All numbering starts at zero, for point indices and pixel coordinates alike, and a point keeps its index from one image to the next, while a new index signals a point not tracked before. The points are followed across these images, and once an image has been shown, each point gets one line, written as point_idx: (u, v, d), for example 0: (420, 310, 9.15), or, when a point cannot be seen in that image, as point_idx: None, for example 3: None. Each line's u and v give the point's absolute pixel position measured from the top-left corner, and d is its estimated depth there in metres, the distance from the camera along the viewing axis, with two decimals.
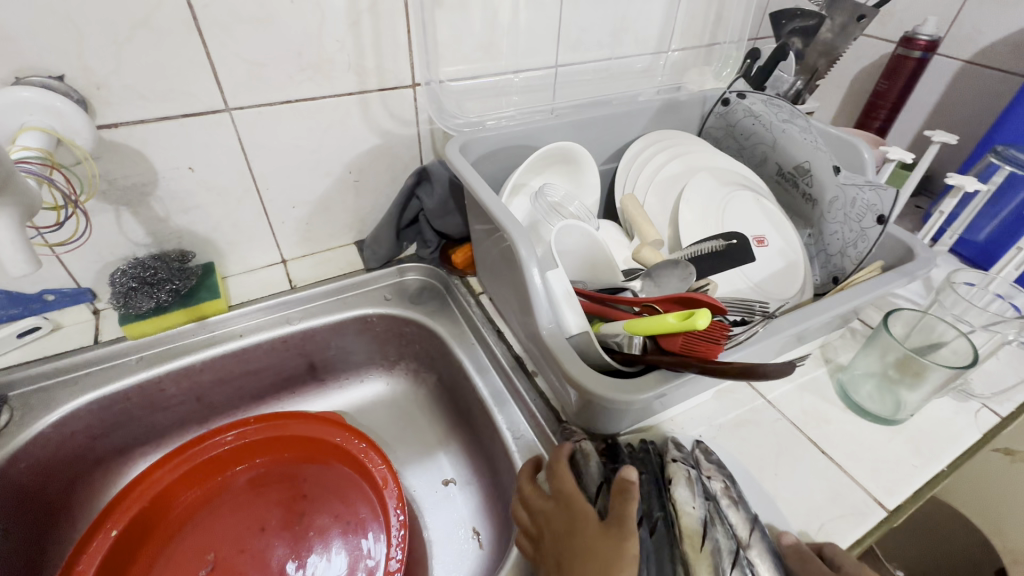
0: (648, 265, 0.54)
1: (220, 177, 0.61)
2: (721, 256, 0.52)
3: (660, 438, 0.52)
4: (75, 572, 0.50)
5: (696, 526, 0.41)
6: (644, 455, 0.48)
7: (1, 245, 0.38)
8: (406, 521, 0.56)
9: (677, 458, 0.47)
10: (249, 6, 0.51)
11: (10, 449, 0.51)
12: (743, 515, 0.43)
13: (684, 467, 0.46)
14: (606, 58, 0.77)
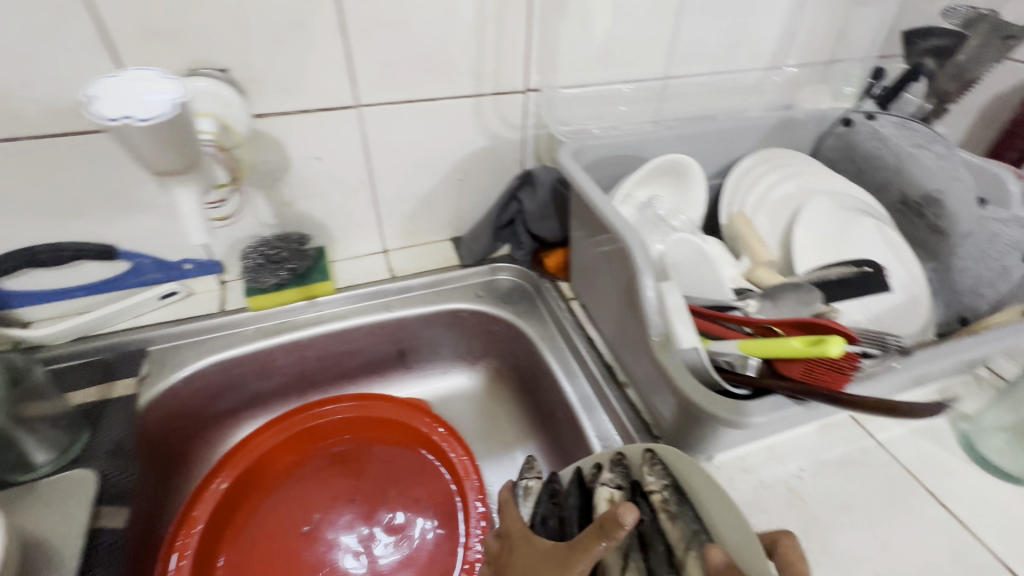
0: (761, 286, 0.52)
1: (342, 168, 0.65)
2: (848, 282, 0.51)
3: (607, 452, 0.46)
4: (191, 517, 0.56)
5: (616, 557, 0.37)
6: (578, 486, 0.44)
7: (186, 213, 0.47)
8: (486, 514, 0.58)
9: (607, 482, 0.43)
10: (389, 11, 0.55)
11: (149, 397, 0.58)
12: (683, 530, 0.37)
13: (614, 494, 0.42)
14: (717, 71, 0.75)
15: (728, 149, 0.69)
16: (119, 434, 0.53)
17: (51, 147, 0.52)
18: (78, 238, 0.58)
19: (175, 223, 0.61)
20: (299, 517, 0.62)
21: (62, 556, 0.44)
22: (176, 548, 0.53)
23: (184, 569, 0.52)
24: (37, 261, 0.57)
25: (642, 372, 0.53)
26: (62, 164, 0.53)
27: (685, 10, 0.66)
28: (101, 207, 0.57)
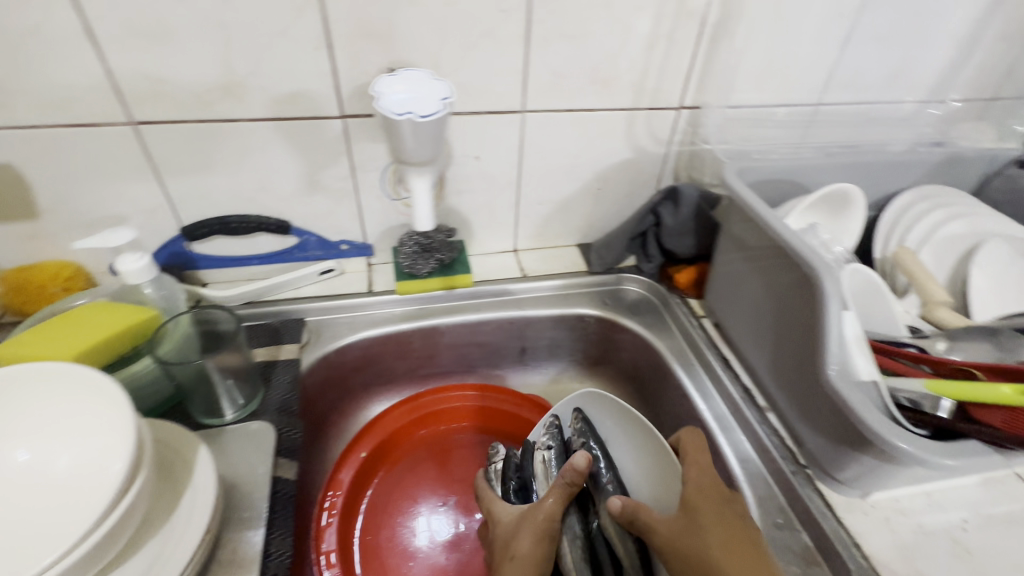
0: (946, 327, 0.51)
1: (496, 168, 0.68)
2: None
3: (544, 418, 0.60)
4: (336, 479, 0.61)
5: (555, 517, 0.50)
6: (527, 454, 0.57)
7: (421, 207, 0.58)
8: None
9: (546, 442, 0.56)
10: (571, 24, 0.58)
11: (308, 362, 0.63)
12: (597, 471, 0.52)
13: (552, 454, 0.55)
14: (872, 101, 0.72)
15: (883, 181, 0.67)
16: (285, 395, 0.58)
17: (262, 129, 0.58)
18: (263, 212, 0.64)
19: (343, 206, 0.66)
20: (410, 499, 0.64)
21: (251, 498, 0.48)
22: (325, 506, 0.59)
23: (332, 525, 0.58)
24: (228, 229, 0.63)
25: (794, 398, 0.52)
26: (267, 144, 0.59)
27: (854, 38, 0.65)
28: (287, 185, 0.63)
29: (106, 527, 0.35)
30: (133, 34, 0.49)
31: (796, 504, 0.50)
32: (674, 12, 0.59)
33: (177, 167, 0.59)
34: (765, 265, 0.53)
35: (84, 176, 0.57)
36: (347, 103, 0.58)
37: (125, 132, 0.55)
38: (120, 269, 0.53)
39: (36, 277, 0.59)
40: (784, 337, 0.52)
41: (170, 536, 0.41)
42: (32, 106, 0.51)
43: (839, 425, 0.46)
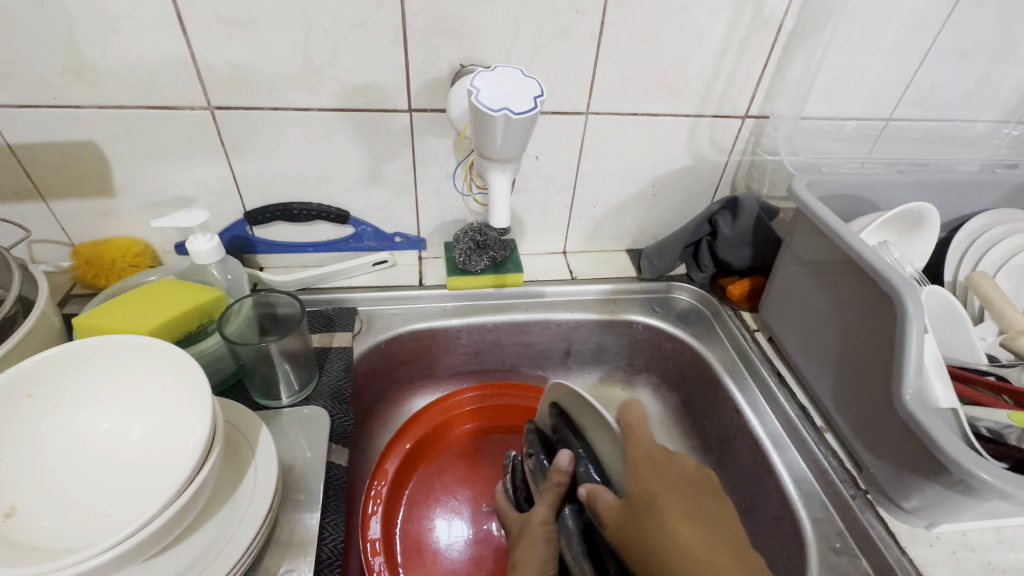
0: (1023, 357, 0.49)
1: (554, 169, 0.68)
2: None
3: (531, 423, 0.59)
4: (382, 469, 0.62)
5: None
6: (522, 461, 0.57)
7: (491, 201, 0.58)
8: None
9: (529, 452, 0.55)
10: (644, 27, 0.57)
11: (360, 351, 0.63)
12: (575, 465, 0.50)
13: (536, 461, 0.54)
14: (946, 118, 0.69)
15: (954, 202, 0.65)
16: (337, 381, 0.58)
17: (332, 119, 0.59)
18: (324, 200, 0.66)
19: (401, 199, 0.67)
20: (446, 494, 0.64)
21: (306, 481, 0.49)
22: (371, 495, 0.60)
23: (378, 514, 0.59)
24: (289, 215, 0.65)
25: (857, 420, 0.51)
26: (334, 134, 0.60)
27: (935, 52, 0.62)
28: (350, 176, 0.64)
29: (189, 499, 0.35)
30: (220, 22, 0.51)
31: (855, 529, 0.49)
32: (749, 19, 0.58)
33: (248, 153, 0.60)
34: (834, 282, 0.52)
35: (160, 158, 0.59)
36: (416, 98, 0.59)
37: (203, 116, 0.56)
38: (192, 248, 0.54)
39: (107, 253, 0.61)
40: (851, 357, 0.51)
41: (236, 511, 0.42)
42: (121, 87, 0.53)
43: (910, 452, 0.44)
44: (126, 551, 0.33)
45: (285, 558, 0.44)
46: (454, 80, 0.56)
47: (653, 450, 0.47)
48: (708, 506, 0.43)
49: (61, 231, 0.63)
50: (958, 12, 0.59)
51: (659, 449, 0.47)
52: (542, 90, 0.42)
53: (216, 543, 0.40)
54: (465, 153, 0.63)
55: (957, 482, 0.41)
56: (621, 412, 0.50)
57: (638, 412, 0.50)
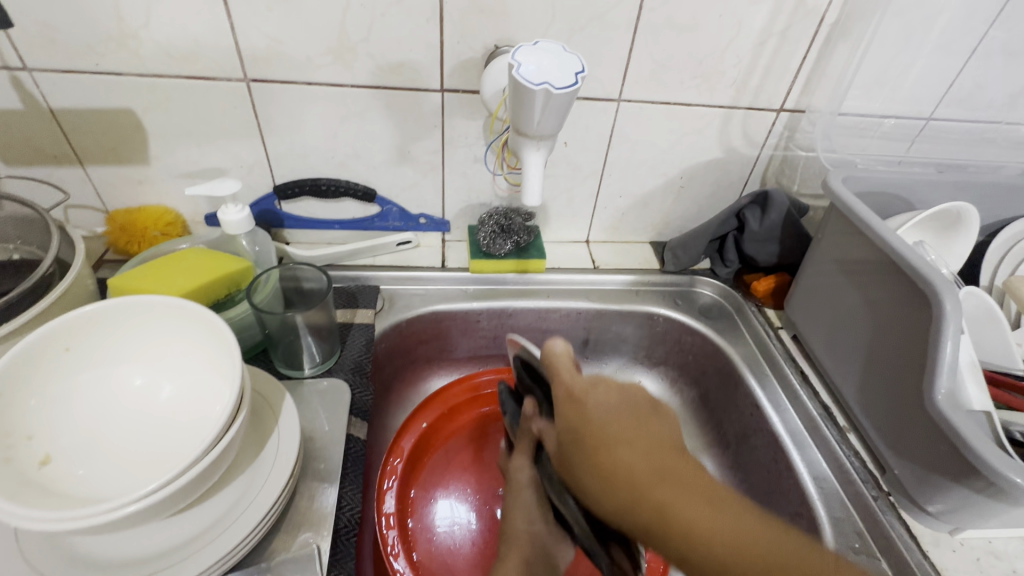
0: None
1: (582, 156, 0.68)
2: None
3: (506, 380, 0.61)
4: (399, 446, 0.62)
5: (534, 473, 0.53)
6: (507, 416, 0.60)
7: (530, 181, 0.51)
8: None
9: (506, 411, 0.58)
10: (682, 14, 0.56)
11: (381, 329, 0.64)
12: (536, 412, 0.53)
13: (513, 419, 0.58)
14: (991, 120, 0.67)
15: (994, 205, 0.63)
16: (358, 356, 0.59)
17: (364, 96, 0.59)
18: (352, 178, 0.66)
19: (428, 180, 0.67)
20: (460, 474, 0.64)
21: (326, 451, 0.50)
22: (387, 470, 0.59)
23: (393, 489, 0.58)
24: (318, 191, 0.65)
25: (883, 421, 0.50)
26: (366, 112, 0.60)
27: (982, 50, 0.60)
28: (379, 154, 0.64)
29: (214, 459, 0.36)
30: None
31: (875, 530, 0.48)
32: (791, 10, 0.57)
33: (280, 127, 0.61)
34: (867, 280, 0.51)
35: (196, 129, 0.60)
36: (449, 78, 0.58)
37: (238, 88, 0.57)
38: (224, 218, 0.55)
39: (140, 220, 0.63)
40: (881, 356, 0.50)
41: (258, 475, 0.43)
42: (161, 56, 0.54)
43: (939, 453, 0.43)
44: (155, 503, 0.33)
45: (305, 523, 0.44)
46: (488, 61, 0.56)
47: (579, 386, 0.44)
48: (647, 430, 0.39)
49: (97, 197, 0.64)
50: (1010, 8, 0.57)
51: (582, 381, 0.44)
52: (584, 64, 0.41)
53: (239, 505, 0.41)
54: (495, 134, 0.63)
55: (987, 486, 0.40)
56: (541, 355, 0.48)
57: (556, 348, 0.48)
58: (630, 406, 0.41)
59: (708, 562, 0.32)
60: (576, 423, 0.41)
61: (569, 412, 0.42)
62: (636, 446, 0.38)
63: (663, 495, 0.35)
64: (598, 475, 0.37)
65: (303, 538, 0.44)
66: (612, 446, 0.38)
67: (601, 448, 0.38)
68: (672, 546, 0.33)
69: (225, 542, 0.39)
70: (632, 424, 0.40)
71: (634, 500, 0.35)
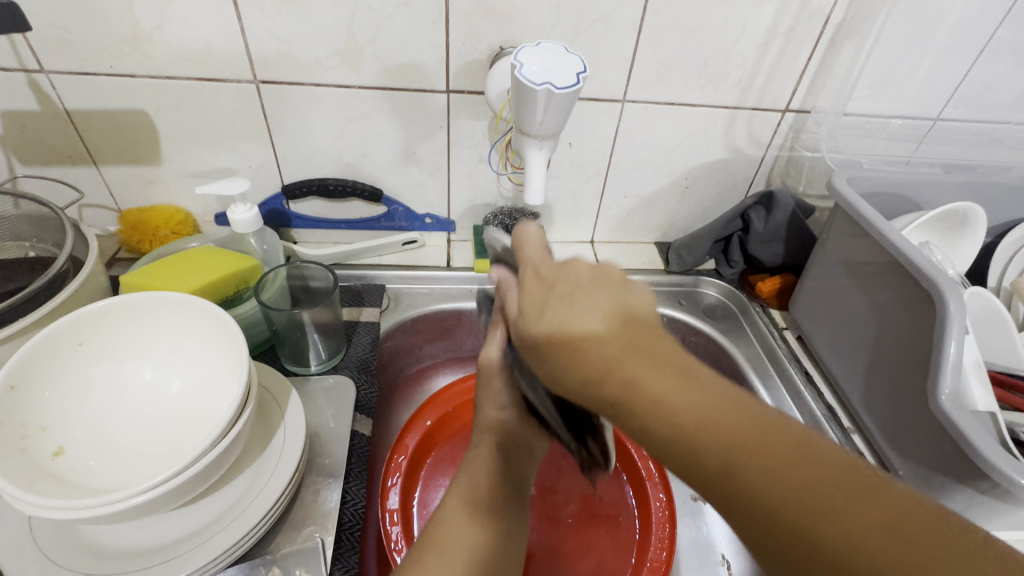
0: None
1: (586, 157, 0.68)
2: None
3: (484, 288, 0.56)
4: (404, 444, 0.62)
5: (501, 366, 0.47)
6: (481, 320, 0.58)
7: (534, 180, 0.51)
8: (667, 502, 0.57)
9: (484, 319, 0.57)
10: (687, 15, 0.56)
11: (387, 328, 0.65)
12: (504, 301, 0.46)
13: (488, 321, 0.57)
14: (999, 121, 0.66)
15: (1002, 206, 0.63)
16: (363, 354, 0.60)
17: (371, 98, 0.60)
18: (359, 178, 0.67)
19: (434, 180, 0.68)
20: None
21: (331, 447, 0.50)
22: (390, 466, 0.60)
23: (397, 486, 0.59)
24: (325, 191, 0.66)
25: (887, 423, 0.50)
26: (372, 113, 0.61)
27: (989, 50, 0.60)
28: (386, 155, 0.65)
29: (221, 451, 0.37)
30: None
31: None
32: (796, 10, 0.57)
33: (289, 129, 0.62)
34: (872, 282, 0.51)
35: (207, 131, 0.61)
36: (454, 79, 0.59)
37: (248, 90, 0.58)
38: (232, 217, 0.56)
39: (152, 220, 0.64)
40: (885, 357, 0.50)
41: (264, 468, 0.43)
42: (173, 58, 0.55)
43: (944, 454, 0.43)
44: (164, 493, 0.34)
45: (309, 518, 0.45)
46: (493, 62, 0.56)
47: (548, 266, 0.32)
48: (626, 313, 0.28)
49: (110, 197, 0.66)
50: (1019, 8, 0.57)
51: (555, 262, 0.33)
52: (585, 64, 0.42)
53: (244, 498, 0.41)
54: (500, 133, 0.64)
55: (993, 487, 0.40)
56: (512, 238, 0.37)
57: (528, 229, 0.37)
58: (604, 289, 0.29)
59: (682, 441, 0.24)
60: (544, 296, 0.30)
61: (535, 290, 0.31)
62: (616, 327, 0.27)
63: (639, 371, 0.26)
64: (563, 352, 0.27)
65: (307, 532, 0.44)
66: (569, 304, 0.29)
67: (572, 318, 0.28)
68: (640, 423, 0.25)
69: (232, 534, 0.39)
70: (606, 305, 0.28)
71: (602, 374, 0.26)
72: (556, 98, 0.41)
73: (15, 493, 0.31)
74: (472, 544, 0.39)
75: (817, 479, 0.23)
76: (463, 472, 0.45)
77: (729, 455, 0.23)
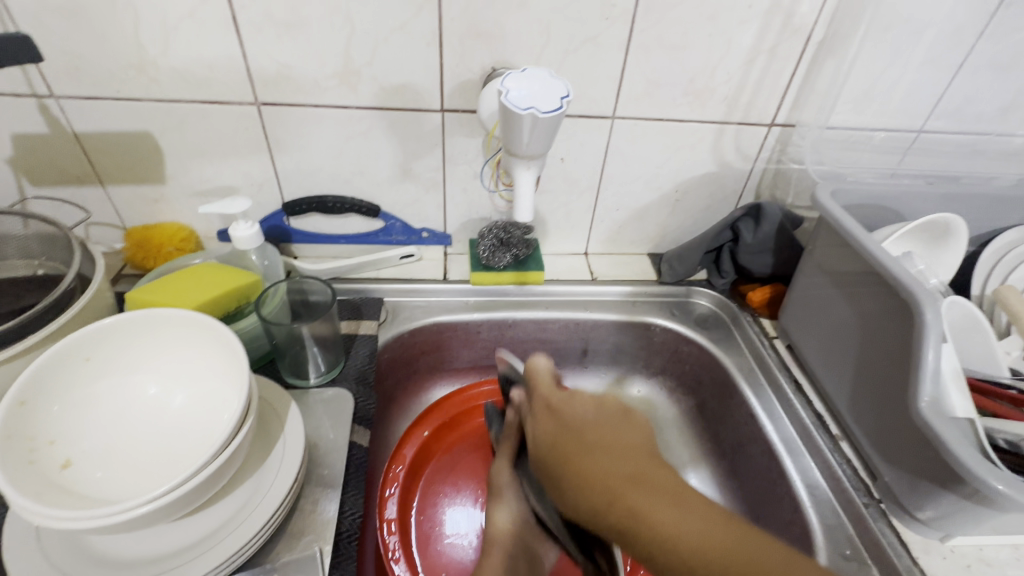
0: None
1: (578, 171, 0.70)
2: None
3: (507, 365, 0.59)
4: (401, 453, 0.64)
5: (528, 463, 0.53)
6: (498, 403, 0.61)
7: (523, 198, 0.53)
8: None
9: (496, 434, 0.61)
10: (672, 35, 0.58)
11: (384, 340, 0.66)
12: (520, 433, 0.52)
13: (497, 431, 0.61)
14: (980, 132, 0.68)
15: (984, 215, 0.64)
16: (362, 366, 0.61)
17: (369, 117, 0.62)
18: (357, 194, 0.69)
19: (430, 195, 0.70)
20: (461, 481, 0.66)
21: (330, 458, 0.52)
22: (388, 477, 0.61)
23: (395, 496, 0.60)
24: (324, 207, 0.68)
25: (874, 430, 0.51)
26: (370, 131, 0.63)
27: (968, 65, 0.62)
28: (383, 171, 0.67)
29: (222, 463, 0.38)
30: (270, 23, 0.54)
31: (866, 536, 0.49)
32: (779, 28, 0.59)
33: (289, 148, 0.64)
34: (856, 294, 0.52)
35: (209, 150, 0.63)
36: (449, 98, 0.61)
37: (250, 111, 0.60)
38: (235, 234, 0.58)
39: (156, 237, 0.66)
40: (870, 366, 0.51)
41: (263, 479, 0.45)
42: (177, 82, 0.57)
43: (927, 460, 0.44)
44: (166, 503, 0.35)
45: (307, 527, 0.46)
46: (486, 82, 0.58)
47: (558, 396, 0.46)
48: (625, 430, 0.40)
49: (115, 215, 0.68)
50: (994, 24, 0.59)
51: (560, 396, 0.45)
52: (569, 89, 0.43)
53: (244, 509, 0.43)
54: (492, 151, 0.65)
55: (973, 493, 0.41)
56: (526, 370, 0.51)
57: (539, 366, 0.50)
58: (606, 415, 0.41)
59: (680, 567, 0.31)
60: (555, 432, 0.42)
61: (547, 424, 0.43)
62: (611, 452, 0.38)
63: (635, 500, 0.34)
64: (576, 480, 0.38)
65: (306, 541, 0.45)
66: (579, 453, 0.39)
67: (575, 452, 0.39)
68: (635, 545, 0.33)
69: (230, 545, 0.40)
70: (601, 432, 0.40)
71: (606, 504, 0.35)
72: (540, 123, 0.43)
73: (23, 504, 0.32)
74: (496, 572, 0.48)
75: (770, 571, 0.29)
76: (488, 549, 0.51)
77: (718, 571, 0.30)
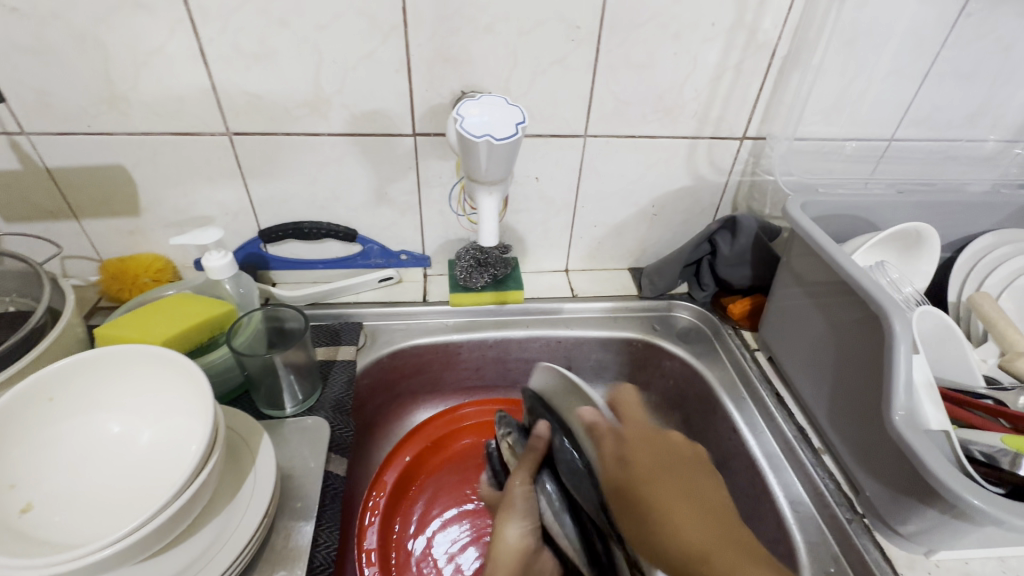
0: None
1: (554, 190, 0.70)
2: None
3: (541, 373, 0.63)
4: (382, 480, 0.64)
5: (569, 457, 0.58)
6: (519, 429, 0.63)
7: (486, 221, 0.53)
8: None
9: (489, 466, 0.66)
10: (638, 54, 0.59)
11: (363, 365, 0.66)
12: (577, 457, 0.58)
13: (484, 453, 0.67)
14: (950, 139, 0.68)
15: (957, 222, 0.64)
16: (339, 394, 0.60)
17: (341, 143, 0.62)
18: (333, 220, 0.69)
19: (406, 218, 0.70)
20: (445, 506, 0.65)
21: (304, 489, 0.51)
22: (368, 506, 0.62)
23: (374, 525, 0.60)
24: (300, 234, 0.68)
25: (853, 441, 0.50)
26: (343, 157, 0.63)
27: (934, 72, 0.62)
28: (358, 196, 0.67)
29: (186, 501, 0.37)
30: (238, 54, 0.55)
31: (850, 554, 0.48)
32: (744, 44, 0.60)
33: (263, 176, 0.64)
34: (829, 304, 0.52)
35: (182, 180, 0.63)
36: (420, 123, 0.62)
37: (221, 141, 0.60)
38: (208, 265, 0.58)
39: (131, 268, 0.65)
40: (847, 377, 0.50)
41: (233, 515, 0.44)
42: (147, 115, 0.57)
43: (905, 474, 0.44)
44: (125, 549, 0.35)
45: (279, 562, 0.45)
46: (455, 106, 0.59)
47: (641, 438, 0.57)
48: (687, 483, 0.53)
49: (91, 248, 0.68)
50: (955, 35, 0.59)
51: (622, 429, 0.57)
52: (523, 115, 0.44)
53: (213, 547, 0.42)
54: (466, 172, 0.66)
55: (950, 507, 0.40)
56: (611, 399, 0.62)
57: (625, 394, 0.62)
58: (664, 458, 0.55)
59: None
60: (644, 475, 0.53)
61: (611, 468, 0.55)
62: (700, 524, 0.48)
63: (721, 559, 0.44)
64: (665, 520, 0.49)
65: None
66: (665, 497, 0.51)
67: (651, 505, 0.51)
68: None
69: None
70: (677, 484, 0.53)
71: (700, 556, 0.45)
72: (495, 149, 0.44)
73: None
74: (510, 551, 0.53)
75: None
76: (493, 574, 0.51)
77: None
